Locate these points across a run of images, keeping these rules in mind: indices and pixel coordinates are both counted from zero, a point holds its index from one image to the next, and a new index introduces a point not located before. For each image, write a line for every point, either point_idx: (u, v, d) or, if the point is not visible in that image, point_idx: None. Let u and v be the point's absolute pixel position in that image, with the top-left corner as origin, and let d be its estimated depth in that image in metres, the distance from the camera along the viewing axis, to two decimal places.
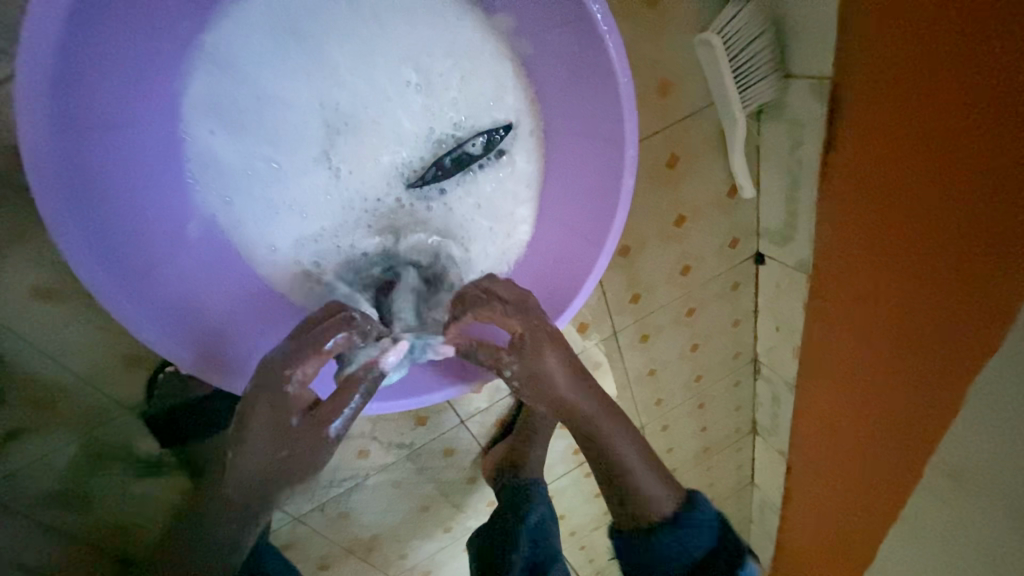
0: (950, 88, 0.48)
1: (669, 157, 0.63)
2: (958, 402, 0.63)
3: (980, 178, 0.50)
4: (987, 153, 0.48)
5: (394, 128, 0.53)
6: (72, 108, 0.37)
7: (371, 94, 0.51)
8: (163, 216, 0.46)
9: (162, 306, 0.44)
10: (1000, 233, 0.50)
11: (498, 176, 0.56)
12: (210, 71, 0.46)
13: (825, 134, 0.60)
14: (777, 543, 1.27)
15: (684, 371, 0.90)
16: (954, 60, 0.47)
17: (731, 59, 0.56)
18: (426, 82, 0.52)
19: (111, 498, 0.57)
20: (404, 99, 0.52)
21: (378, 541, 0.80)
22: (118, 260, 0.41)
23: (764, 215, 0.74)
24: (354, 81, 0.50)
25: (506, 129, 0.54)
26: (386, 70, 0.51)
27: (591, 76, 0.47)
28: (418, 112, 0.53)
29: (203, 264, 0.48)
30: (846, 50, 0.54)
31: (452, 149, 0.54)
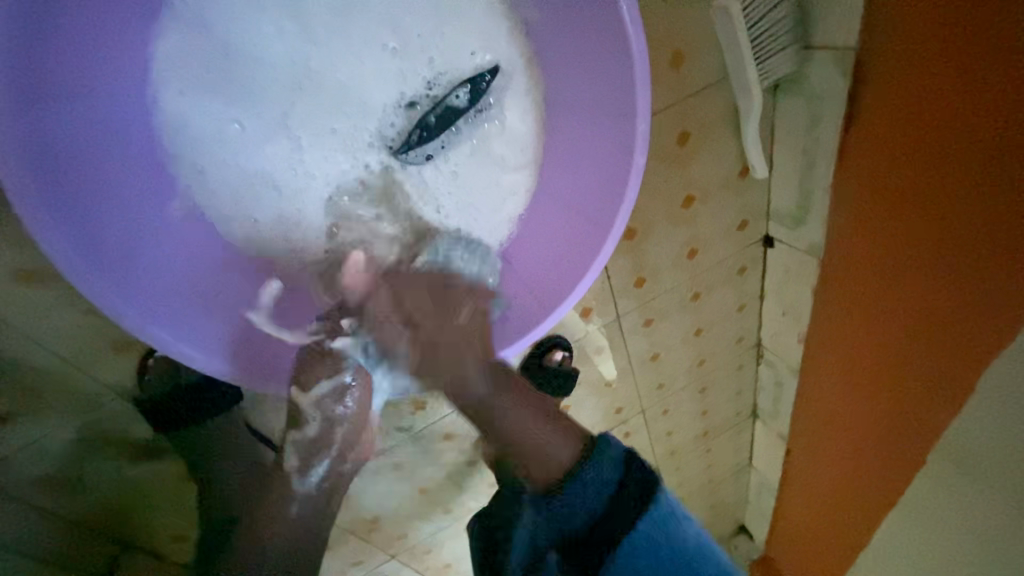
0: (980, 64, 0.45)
1: (679, 135, 0.60)
2: (966, 391, 0.62)
3: (1004, 162, 0.47)
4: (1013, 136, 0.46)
5: (372, 89, 0.51)
6: (31, 77, 0.34)
7: (349, 56, 0.49)
8: (142, 194, 0.44)
9: (140, 288, 0.42)
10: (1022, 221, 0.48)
11: (489, 134, 0.54)
12: (193, 44, 0.46)
13: (846, 112, 0.57)
14: (773, 523, 1.29)
15: (687, 356, 0.89)
16: (985, 33, 0.44)
17: (750, 29, 0.53)
18: (413, 43, 0.50)
19: (107, 482, 0.56)
20: (377, 61, 0.50)
21: (378, 522, 0.80)
22: (94, 240, 0.39)
23: (775, 197, 0.71)
24: (335, 45, 0.49)
25: (492, 72, 0.51)
26: (365, 34, 0.49)
27: (600, 43, 0.44)
28: (389, 75, 0.51)
29: (185, 243, 0.47)
30: (874, 22, 0.51)
31: (435, 105, 0.52)
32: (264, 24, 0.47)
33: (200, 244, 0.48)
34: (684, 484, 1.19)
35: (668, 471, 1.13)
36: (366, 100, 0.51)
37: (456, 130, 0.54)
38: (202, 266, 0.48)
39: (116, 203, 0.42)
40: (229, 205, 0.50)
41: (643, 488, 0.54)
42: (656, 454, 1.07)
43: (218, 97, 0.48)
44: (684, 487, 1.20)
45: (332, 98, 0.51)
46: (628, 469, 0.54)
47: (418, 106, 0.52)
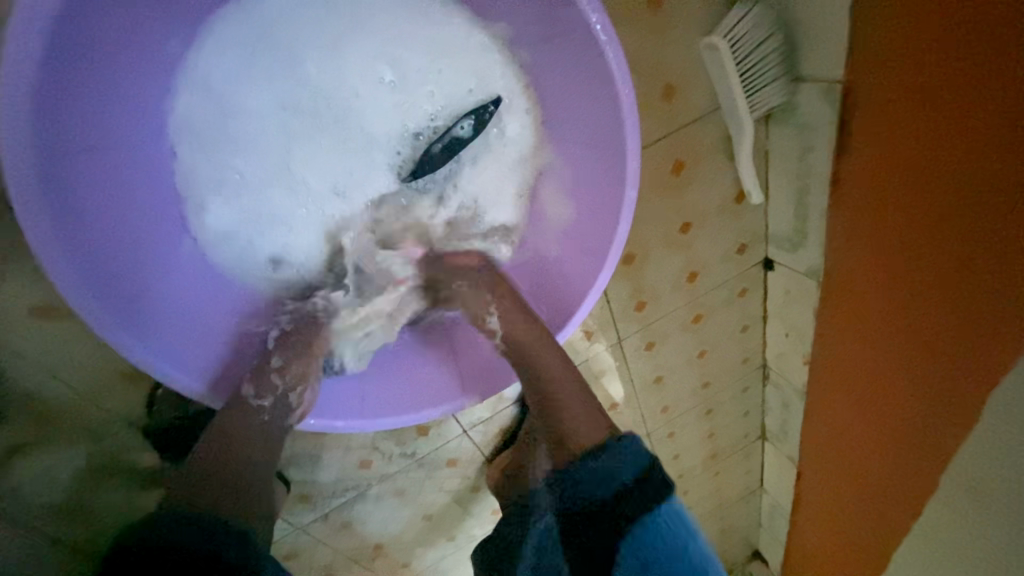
0: (960, 97, 0.47)
1: (674, 164, 0.61)
2: (973, 415, 0.61)
3: (991, 190, 0.48)
4: (997, 167, 0.47)
5: (369, 119, 0.54)
6: (52, 134, 0.38)
7: (350, 91, 0.53)
8: (154, 233, 0.48)
9: (149, 324, 0.45)
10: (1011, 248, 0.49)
11: (495, 157, 0.57)
12: (210, 93, 0.50)
13: (836, 140, 0.59)
14: (787, 548, 1.25)
15: (691, 378, 0.88)
16: (963, 68, 0.46)
17: (738, 63, 0.55)
18: (404, 81, 0.54)
19: (113, 509, 0.57)
20: (375, 101, 0.54)
21: (382, 550, 0.80)
22: (104, 280, 0.42)
23: (773, 220, 0.72)
24: (330, 84, 0.52)
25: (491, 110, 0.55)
26: (358, 72, 0.52)
27: (589, 83, 0.46)
28: (389, 111, 0.54)
29: (189, 278, 0.50)
30: (858, 56, 0.53)
31: (442, 135, 0.55)
32: (273, 74, 0.51)
33: (203, 280, 0.52)
34: (693, 509, 1.17)
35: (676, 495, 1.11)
36: (370, 132, 0.55)
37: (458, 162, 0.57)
38: (205, 303, 0.51)
39: (128, 245, 0.45)
40: (229, 238, 0.53)
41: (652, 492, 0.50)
42: None
43: (229, 142, 0.52)
44: (693, 511, 1.18)
45: (338, 139, 0.54)
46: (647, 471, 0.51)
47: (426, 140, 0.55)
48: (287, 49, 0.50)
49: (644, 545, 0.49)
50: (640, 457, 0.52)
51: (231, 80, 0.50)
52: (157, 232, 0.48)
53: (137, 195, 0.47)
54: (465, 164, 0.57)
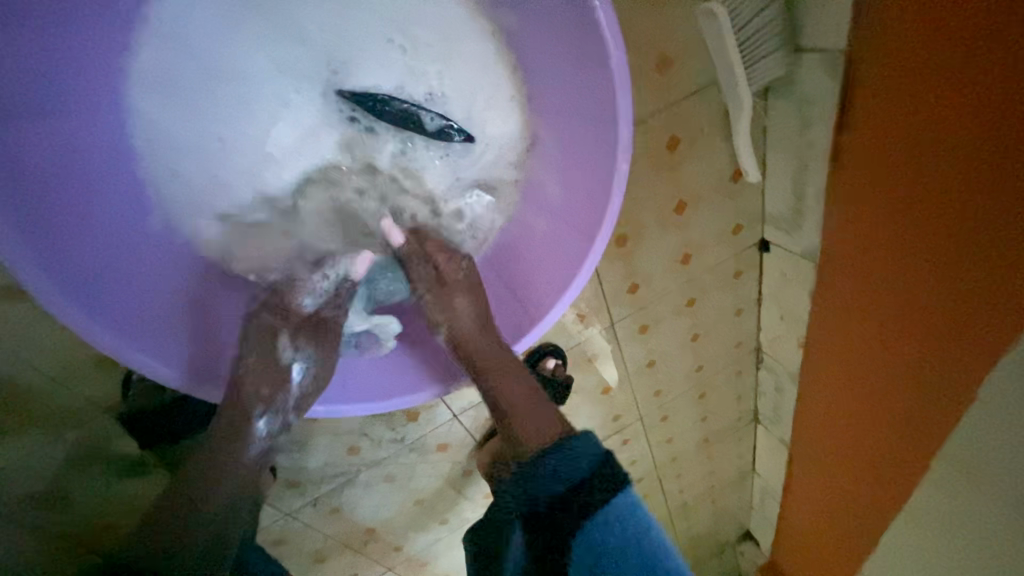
0: (965, 66, 0.45)
1: (669, 140, 0.59)
2: (967, 396, 0.61)
3: (993, 166, 0.46)
4: (1001, 139, 0.45)
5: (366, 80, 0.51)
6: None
7: (350, 56, 0.51)
8: (114, 210, 0.45)
9: (109, 304, 0.42)
10: (1012, 225, 0.47)
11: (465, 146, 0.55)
12: (175, 60, 0.47)
13: (837, 115, 0.57)
14: (777, 529, 1.27)
15: (684, 361, 0.88)
16: (970, 34, 0.43)
17: (736, 33, 0.52)
18: (410, 44, 0.51)
19: (93, 496, 0.56)
20: (381, 58, 0.51)
21: (373, 535, 0.80)
22: (60, 257, 0.39)
23: (770, 200, 0.70)
24: (334, 47, 0.50)
25: (480, 82, 0.52)
26: (364, 36, 0.50)
27: (578, 50, 0.43)
28: (394, 71, 0.51)
29: (156, 258, 0.48)
30: (861, 24, 0.50)
31: (408, 115, 0.52)
32: (248, 40, 0.49)
33: (170, 257, 0.49)
34: (685, 491, 1.18)
35: (669, 478, 1.12)
36: (348, 98, 0.52)
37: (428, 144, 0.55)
38: (174, 280, 0.49)
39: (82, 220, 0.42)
40: (197, 211, 0.51)
41: (610, 478, 0.46)
42: (656, 461, 1.05)
43: (203, 106, 0.50)
44: (686, 494, 1.19)
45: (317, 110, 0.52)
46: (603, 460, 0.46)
47: (415, 116, 0.52)
48: (262, 14, 0.48)
49: (613, 525, 0.45)
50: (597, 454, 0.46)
51: (199, 45, 0.47)
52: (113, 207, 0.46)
53: (87, 166, 0.44)
54: (450, 146, 0.55)
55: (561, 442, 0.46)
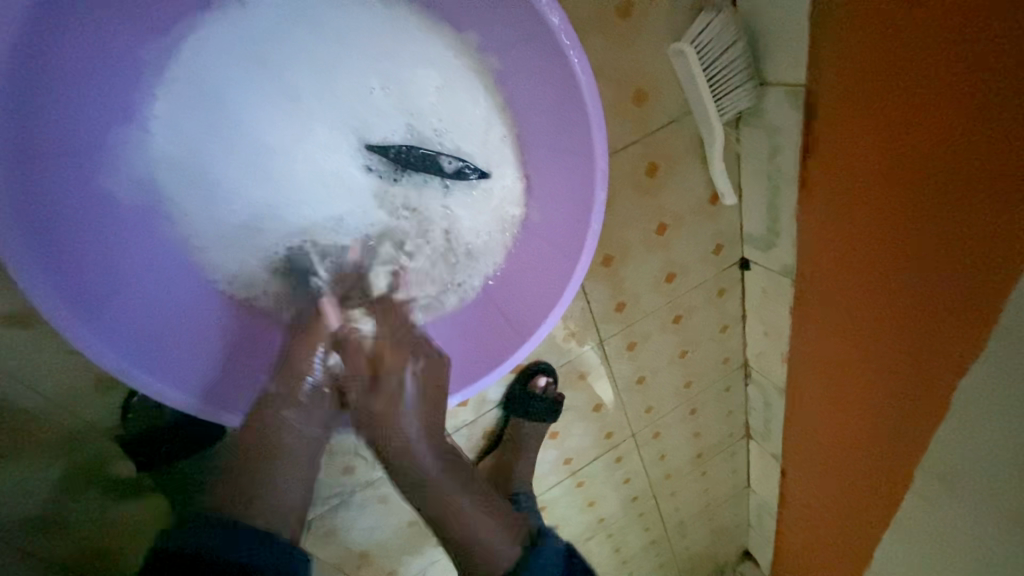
0: (913, 101, 0.49)
1: (648, 166, 0.63)
2: (942, 408, 0.63)
3: (947, 190, 0.50)
4: (953, 164, 0.49)
5: (373, 119, 0.54)
6: (26, 145, 0.38)
7: (348, 99, 0.53)
8: (127, 249, 0.48)
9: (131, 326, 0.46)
10: (969, 243, 0.51)
11: (466, 192, 0.58)
12: (203, 110, 0.51)
13: (802, 143, 0.61)
14: (776, 547, 1.26)
15: (674, 377, 0.89)
16: (915, 73, 0.48)
17: (706, 69, 0.57)
18: (398, 84, 0.53)
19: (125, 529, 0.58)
20: (375, 107, 0.54)
21: (368, 558, 0.79)
22: (88, 287, 0.43)
23: (747, 221, 0.74)
24: (327, 96, 0.53)
25: (472, 121, 0.55)
26: (356, 83, 0.52)
27: (558, 89, 0.47)
28: (394, 116, 0.54)
29: (174, 283, 0.51)
30: (819, 62, 0.55)
31: (426, 156, 0.55)
32: (265, 102, 0.52)
33: (185, 291, 0.52)
34: (680, 509, 1.18)
35: (664, 496, 1.12)
36: (365, 127, 0.54)
37: (444, 187, 0.57)
38: (187, 311, 0.51)
39: (100, 260, 0.45)
40: (221, 242, 0.54)
41: None
42: (650, 479, 1.06)
43: (212, 137, 0.52)
44: (682, 511, 1.19)
45: (321, 164, 0.55)
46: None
47: (434, 160, 0.56)
48: (265, 79, 0.51)
49: None
50: None
51: (211, 88, 0.50)
52: (128, 243, 0.48)
53: (106, 209, 0.46)
54: (464, 187, 0.57)
55: None
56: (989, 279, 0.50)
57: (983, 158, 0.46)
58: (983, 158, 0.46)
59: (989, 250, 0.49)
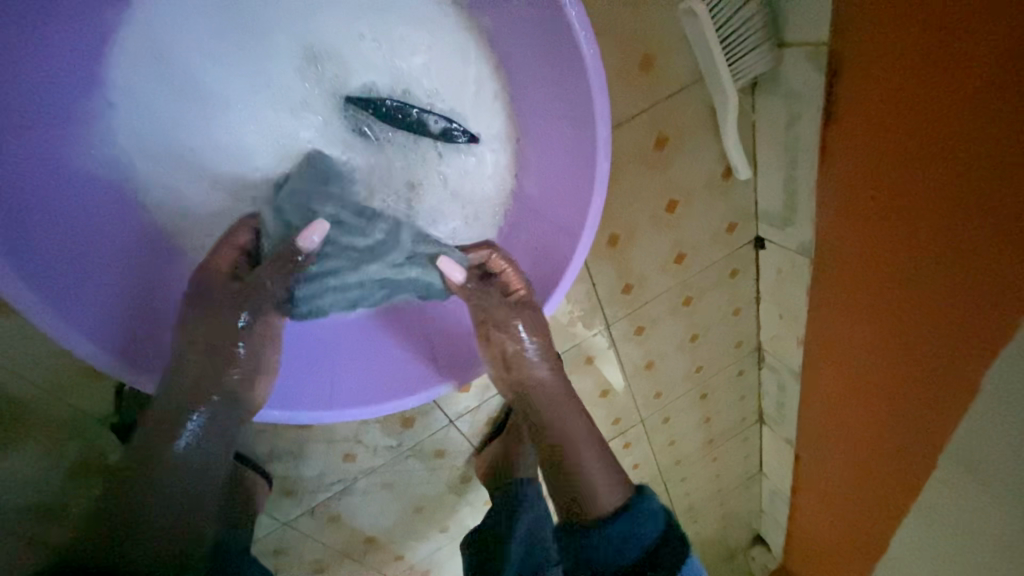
0: (943, 58, 0.45)
1: (656, 139, 0.59)
2: (971, 393, 0.59)
3: (979, 156, 0.46)
4: (987, 126, 0.44)
5: (353, 70, 0.51)
6: None
7: (331, 50, 0.50)
8: (100, 227, 0.46)
9: (86, 304, 0.43)
10: (1003, 214, 0.46)
11: (452, 156, 0.55)
12: (184, 97, 0.49)
13: (823, 110, 0.56)
14: (789, 534, 1.23)
15: (684, 362, 0.87)
16: (948, 26, 0.43)
17: (718, 30, 0.53)
18: (382, 40, 0.50)
19: None
20: (360, 56, 0.51)
21: (373, 543, 0.79)
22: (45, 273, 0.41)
23: (762, 196, 0.70)
24: (307, 46, 0.50)
25: (463, 80, 0.52)
26: (338, 32, 0.50)
27: (554, 48, 0.43)
28: (376, 66, 0.51)
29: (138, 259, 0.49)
30: (844, 19, 0.50)
31: (410, 114, 0.52)
32: (239, 68, 0.49)
33: (159, 272, 0.50)
34: (691, 495, 1.16)
35: (674, 482, 1.10)
36: (342, 77, 0.51)
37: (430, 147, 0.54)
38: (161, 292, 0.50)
39: (70, 238, 0.44)
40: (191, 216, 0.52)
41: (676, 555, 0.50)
42: (660, 464, 1.04)
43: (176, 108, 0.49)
44: (692, 497, 1.17)
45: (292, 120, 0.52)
46: (668, 533, 0.51)
47: (421, 122, 0.52)
48: (248, 59, 0.49)
49: None
50: (661, 515, 0.52)
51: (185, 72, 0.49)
52: (102, 224, 0.46)
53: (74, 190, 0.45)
54: (453, 151, 0.54)
55: (632, 503, 0.53)
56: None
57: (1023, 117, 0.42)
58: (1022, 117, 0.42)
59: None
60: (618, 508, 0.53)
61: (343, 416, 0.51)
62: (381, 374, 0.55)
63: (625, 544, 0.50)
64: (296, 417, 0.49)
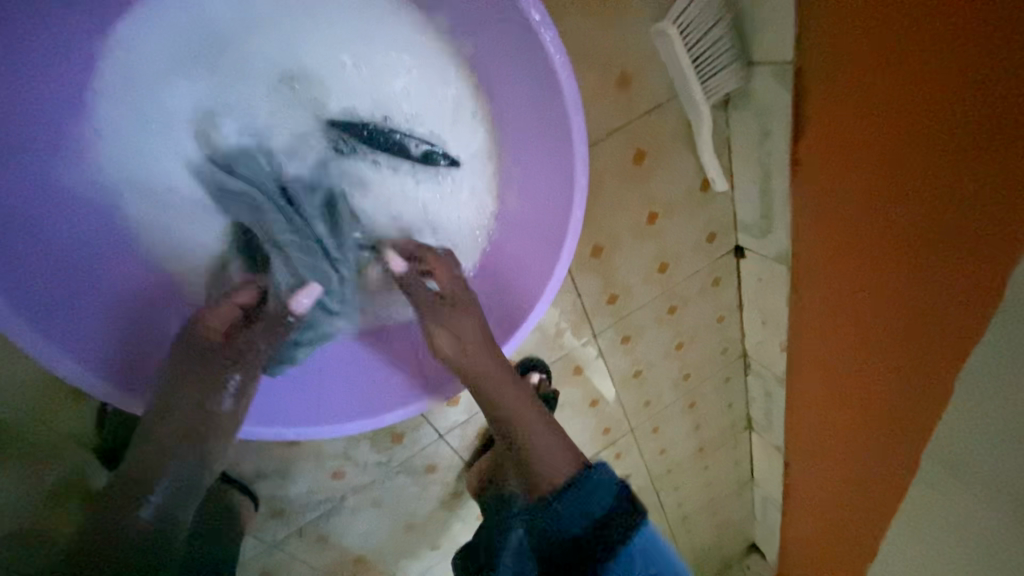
0: (907, 75, 0.47)
1: (635, 153, 0.61)
2: (947, 395, 0.61)
3: (943, 167, 0.48)
4: (949, 138, 0.47)
5: (332, 95, 0.52)
6: None
7: (313, 76, 0.51)
8: (83, 248, 0.46)
9: (74, 324, 0.44)
10: (968, 222, 0.49)
11: (432, 179, 0.56)
12: (168, 123, 0.50)
13: (793, 125, 0.59)
14: (783, 540, 1.24)
15: (671, 371, 0.88)
16: (909, 45, 0.46)
17: (690, 51, 0.55)
18: (364, 65, 0.52)
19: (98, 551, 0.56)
20: (340, 81, 0.52)
21: (364, 563, 0.78)
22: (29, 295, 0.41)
23: (740, 207, 0.72)
24: (286, 71, 0.51)
25: (442, 104, 0.54)
26: (319, 58, 0.51)
27: (534, 72, 0.45)
28: (356, 90, 0.52)
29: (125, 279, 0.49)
30: (809, 40, 0.53)
31: (393, 137, 0.53)
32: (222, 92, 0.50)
33: (145, 291, 0.50)
34: (684, 504, 1.16)
35: (666, 491, 1.10)
36: (321, 101, 0.52)
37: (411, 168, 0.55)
38: (149, 311, 0.50)
39: (52, 260, 0.44)
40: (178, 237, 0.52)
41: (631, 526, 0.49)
42: (651, 474, 1.04)
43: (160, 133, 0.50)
44: (685, 506, 1.17)
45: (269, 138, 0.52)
46: (621, 499, 0.50)
47: (402, 145, 0.53)
48: (226, 88, 0.50)
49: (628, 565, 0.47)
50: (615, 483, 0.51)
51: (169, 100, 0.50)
52: (86, 247, 0.47)
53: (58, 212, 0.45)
54: (433, 173, 0.56)
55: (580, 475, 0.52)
56: (992, 258, 0.48)
57: (982, 130, 0.44)
58: (981, 130, 0.44)
59: (988, 228, 0.47)
60: (564, 484, 0.52)
61: (341, 431, 0.50)
62: (376, 392, 0.55)
63: (575, 515, 0.50)
64: (284, 434, 0.48)
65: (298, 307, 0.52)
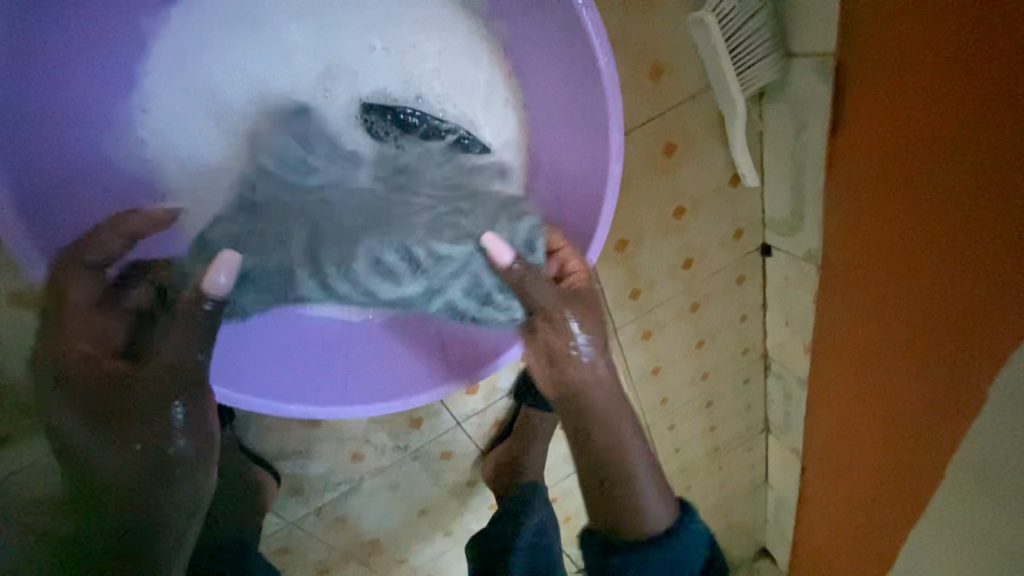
0: (949, 71, 0.46)
1: (665, 145, 0.60)
2: (978, 403, 0.59)
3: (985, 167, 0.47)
4: (993, 138, 0.45)
5: (370, 78, 0.54)
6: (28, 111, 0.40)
7: (351, 59, 0.54)
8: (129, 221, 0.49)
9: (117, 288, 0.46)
10: (1009, 225, 0.47)
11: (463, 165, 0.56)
12: (214, 110, 0.53)
13: (829, 119, 0.57)
14: (797, 546, 1.22)
15: (690, 369, 0.87)
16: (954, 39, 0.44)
17: (727, 41, 0.54)
18: (397, 49, 0.54)
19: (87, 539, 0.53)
20: (371, 63, 0.54)
21: (378, 545, 0.79)
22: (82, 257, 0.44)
23: (769, 204, 0.71)
24: (324, 54, 0.53)
25: (476, 88, 0.55)
26: (355, 40, 0.53)
27: (569, 57, 0.45)
28: (387, 71, 0.54)
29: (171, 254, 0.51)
30: (850, 31, 0.51)
31: (427, 121, 0.54)
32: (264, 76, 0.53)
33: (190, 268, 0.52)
34: (696, 504, 1.15)
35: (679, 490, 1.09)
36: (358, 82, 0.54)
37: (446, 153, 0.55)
38: None
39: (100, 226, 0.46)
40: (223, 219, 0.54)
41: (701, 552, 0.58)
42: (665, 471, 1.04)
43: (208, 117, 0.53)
44: (697, 506, 1.16)
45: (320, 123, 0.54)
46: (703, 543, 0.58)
47: (436, 129, 0.55)
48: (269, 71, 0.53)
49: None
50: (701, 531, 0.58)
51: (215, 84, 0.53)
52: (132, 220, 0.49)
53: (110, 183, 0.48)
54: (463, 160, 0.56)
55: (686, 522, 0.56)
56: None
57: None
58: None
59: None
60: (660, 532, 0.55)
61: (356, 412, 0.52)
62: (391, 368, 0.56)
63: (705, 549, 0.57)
64: (310, 413, 0.50)
65: (215, 287, 0.46)
